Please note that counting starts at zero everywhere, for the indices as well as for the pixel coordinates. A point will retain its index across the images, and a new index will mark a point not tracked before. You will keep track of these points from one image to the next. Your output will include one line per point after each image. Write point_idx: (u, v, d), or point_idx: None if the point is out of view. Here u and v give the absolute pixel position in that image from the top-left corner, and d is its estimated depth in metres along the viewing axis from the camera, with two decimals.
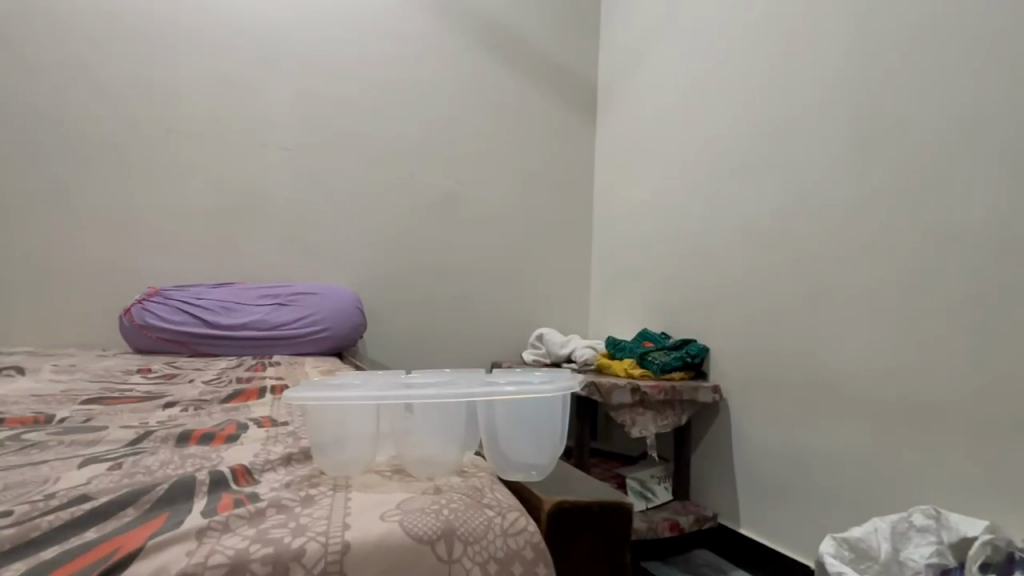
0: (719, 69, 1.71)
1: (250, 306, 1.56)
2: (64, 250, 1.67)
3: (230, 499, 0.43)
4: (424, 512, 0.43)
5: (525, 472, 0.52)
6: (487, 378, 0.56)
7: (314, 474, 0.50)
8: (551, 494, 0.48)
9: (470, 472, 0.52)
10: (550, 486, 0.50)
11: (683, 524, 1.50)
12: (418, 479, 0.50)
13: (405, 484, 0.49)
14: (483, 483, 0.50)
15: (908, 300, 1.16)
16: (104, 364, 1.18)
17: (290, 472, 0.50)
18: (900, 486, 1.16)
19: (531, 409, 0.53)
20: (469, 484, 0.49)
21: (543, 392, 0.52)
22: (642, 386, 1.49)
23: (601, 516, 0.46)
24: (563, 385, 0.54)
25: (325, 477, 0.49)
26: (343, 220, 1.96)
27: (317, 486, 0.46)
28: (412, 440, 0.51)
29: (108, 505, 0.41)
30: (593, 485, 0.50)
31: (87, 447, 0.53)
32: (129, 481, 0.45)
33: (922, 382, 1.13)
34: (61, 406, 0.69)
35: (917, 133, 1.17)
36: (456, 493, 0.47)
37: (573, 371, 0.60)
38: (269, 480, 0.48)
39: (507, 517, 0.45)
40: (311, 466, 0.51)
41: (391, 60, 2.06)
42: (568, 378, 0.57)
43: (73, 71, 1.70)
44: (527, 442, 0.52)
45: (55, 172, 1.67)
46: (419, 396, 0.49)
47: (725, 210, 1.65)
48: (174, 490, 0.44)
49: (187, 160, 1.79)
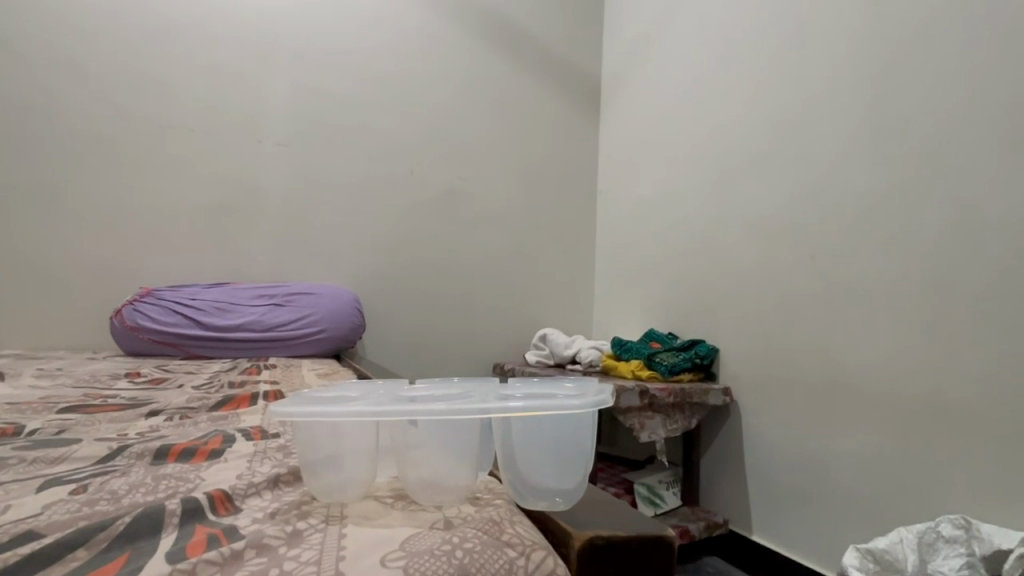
0: (727, 63, 1.67)
1: (246, 306, 1.51)
2: (53, 250, 1.62)
3: (202, 538, 0.37)
4: (434, 555, 0.36)
5: (547, 500, 0.46)
6: (502, 391, 0.50)
7: (304, 501, 0.44)
8: (580, 527, 0.41)
9: (483, 501, 0.46)
10: (577, 519, 0.42)
11: (693, 531, 1.46)
12: (427, 512, 0.43)
13: (409, 519, 0.42)
14: (501, 515, 0.42)
15: (925, 299, 1.12)
16: (91, 367, 1.14)
17: (277, 498, 0.45)
18: (921, 493, 1.11)
19: (552, 427, 0.47)
20: (485, 516, 0.42)
21: (566, 409, 0.45)
22: (651, 388, 1.44)
23: (642, 553, 0.39)
24: (591, 399, 0.47)
25: (317, 505, 0.44)
26: (342, 218, 1.92)
27: (308, 519, 0.41)
28: (414, 460, 0.46)
29: (56, 545, 0.35)
30: (626, 513, 0.43)
31: (49, 467, 0.48)
32: (86, 513, 0.40)
33: (943, 384, 1.08)
34: (35, 416, 0.64)
35: (937, 123, 1.12)
36: (469, 529, 0.40)
37: (602, 383, 0.53)
38: (252, 509, 0.42)
39: (531, 558, 0.37)
40: (301, 491, 0.46)
41: (390, 53, 2.01)
42: (598, 392, 0.50)
43: (64, 65, 1.64)
44: (547, 465, 0.46)
45: (43, 168, 1.61)
46: (422, 413, 0.43)
47: (734, 207, 1.60)
48: (137, 522, 0.38)
49: (183, 157, 1.75)
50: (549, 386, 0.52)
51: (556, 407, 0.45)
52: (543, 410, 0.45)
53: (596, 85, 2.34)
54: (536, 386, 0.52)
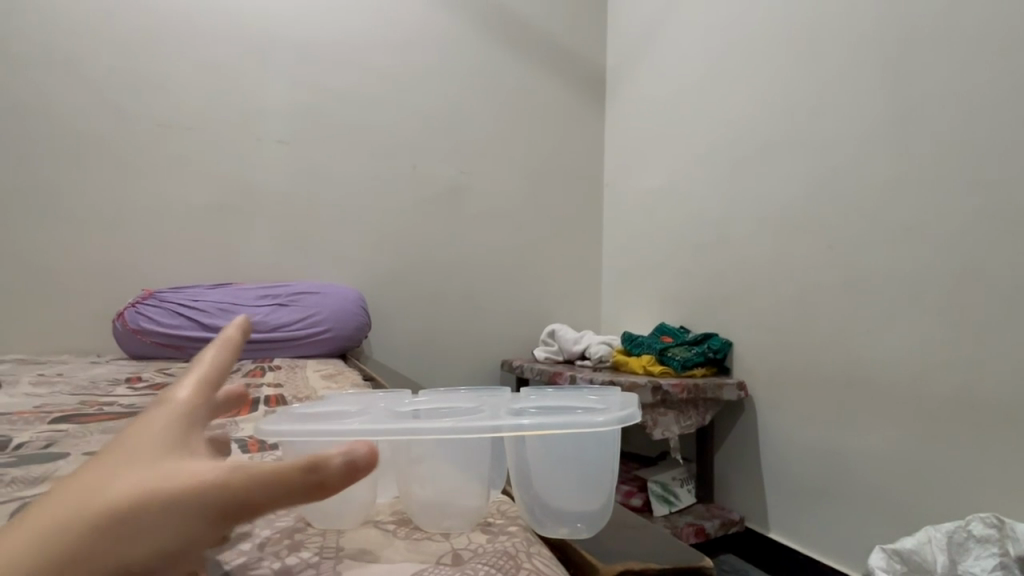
0: (737, 48, 1.62)
1: (249, 307, 1.49)
2: (54, 254, 1.60)
3: None
4: None
5: (569, 526, 0.43)
6: (515, 405, 0.47)
7: (299, 529, 0.41)
8: (605, 559, 0.37)
9: (498, 528, 0.42)
10: (600, 550, 0.39)
11: (708, 529, 1.43)
12: (435, 544, 0.40)
13: (413, 551, 0.39)
14: (517, 546, 0.39)
15: (951, 288, 1.07)
16: (93, 372, 1.12)
17: (269, 526, 0.41)
18: (947, 492, 1.07)
19: (572, 442, 0.44)
20: (499, 548, 0.38)
21: (588, 426, 0.42)
22: (664, 384, 1.41)
23: None
24: (616, 415, 0.43)
25: (314, 535, 0.41)
26: (346, 216, 1.89)
27: (302, 555, 0.37)
28: (419, 480, 0.44)
29: None
30: (653, 543, 0.40)
31: (30, 486, 0.45)
32: None
33: (970, 378, 1.04)
34: (26, 427, 0.62)
35: (961, 106, 1.07)
36: (481, 564, 0.36)
37: (628, 396, 0.49)
38: (241, 538, 0.39)
39: None
40: (296, 517, 0.43)
41: (393, 47, 1.98)
42: (623, 406, 0.47)
43: (58, 65, 1.61)
44: (567, 482, 0.43)
45: (41, 171, 1.59)
46: (425, 431, 0.40)
47: (747, 196, 1.56)
48: None
49: (182, 156, 1.72)
50: (567, 398, 0.49)
51: (575, 424, 0.41)
52: (563, 428, 0.41)
53: (601, 75, 2.29)
54: (552, 398, 0.49)
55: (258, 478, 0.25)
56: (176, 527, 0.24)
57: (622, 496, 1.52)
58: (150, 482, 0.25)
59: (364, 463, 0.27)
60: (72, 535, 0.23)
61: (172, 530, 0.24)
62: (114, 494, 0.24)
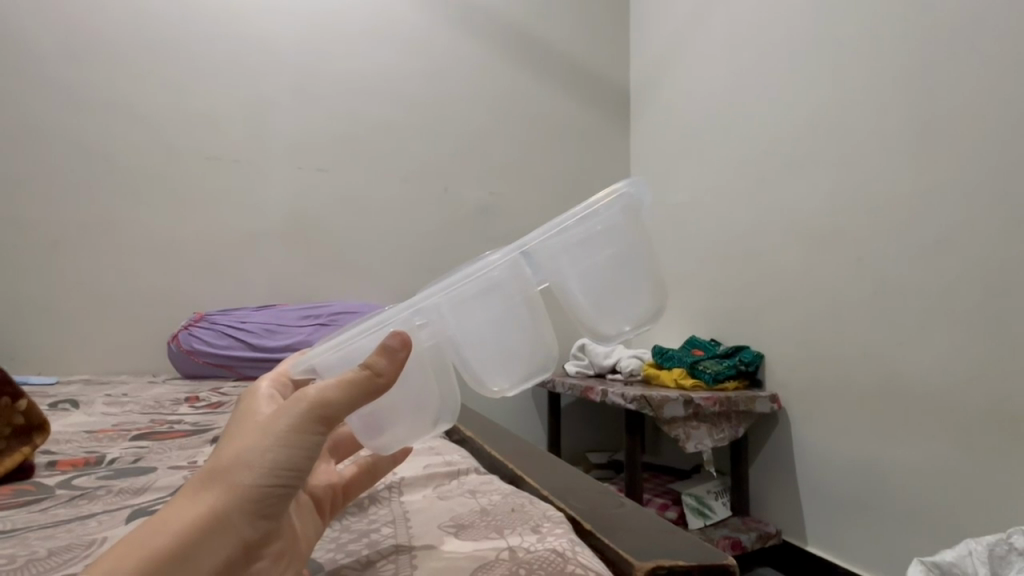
0: (760, 63, 1.65)
1: (291, 328, 1.56)
2: (113, 283, 1.71)
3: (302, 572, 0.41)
4: None
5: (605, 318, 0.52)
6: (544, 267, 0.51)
7: (372, 535, 0.47)
8: (642, 556, 0.42)
9: (546, 529, 0.45)
10: (639, 550, 0.43)
11: (745, 542, 1.42)
12: (492, 542, 0.44)
13: (474, 550, 0.43)
14: (563, 544, 0.43)
15: (986, 299, 1.06)
16: (154, 392, 1.19)
17: (348, 537, 0.47)
18: (989, 503, 1.05)
19: (594, 245, 0.51)
20: (548, 547, 0.42)
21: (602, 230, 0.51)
22: (696, 398, 1.42)
23: None
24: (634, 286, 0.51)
25: (390, 537, 0.46)
26: (381, 237, 1.97)
27: (381, 553, 0.43)
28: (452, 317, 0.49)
29: None
30: (688, 547, 0.43)
31: (134, 496, 0.53)
32: None
33: (1005, 388, 1.03)
34: (111, 445, 0.72)
35: (989, 116, 1.07)
36: (532, 564, 0.40)
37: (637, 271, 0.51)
38: (329, 549, 0.45)
39: None
40: (373, 526, 0.49)
41: (424, 75, 2.06)
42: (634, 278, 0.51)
43: (120, 108, 1.74)
44: (637, 293, 0.51)
45: (102, 206, 1.71)
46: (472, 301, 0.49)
47: (774, 208, 1.57)
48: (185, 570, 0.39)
49: (226, 187, 1.82)
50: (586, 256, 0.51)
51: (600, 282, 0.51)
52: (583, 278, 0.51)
53: (625, 92, 2.33)
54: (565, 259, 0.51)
55: (329, 387, 0.37)
56: (296, 437, 0.35)
57: (657, 508, 1.53)
58: (260, 426, 0.36)
59: (396, 349, 0.39)
60: (220, 478, 0.33)
61: (292, 445, 0.35)
62: (237, 445, 0.35)
